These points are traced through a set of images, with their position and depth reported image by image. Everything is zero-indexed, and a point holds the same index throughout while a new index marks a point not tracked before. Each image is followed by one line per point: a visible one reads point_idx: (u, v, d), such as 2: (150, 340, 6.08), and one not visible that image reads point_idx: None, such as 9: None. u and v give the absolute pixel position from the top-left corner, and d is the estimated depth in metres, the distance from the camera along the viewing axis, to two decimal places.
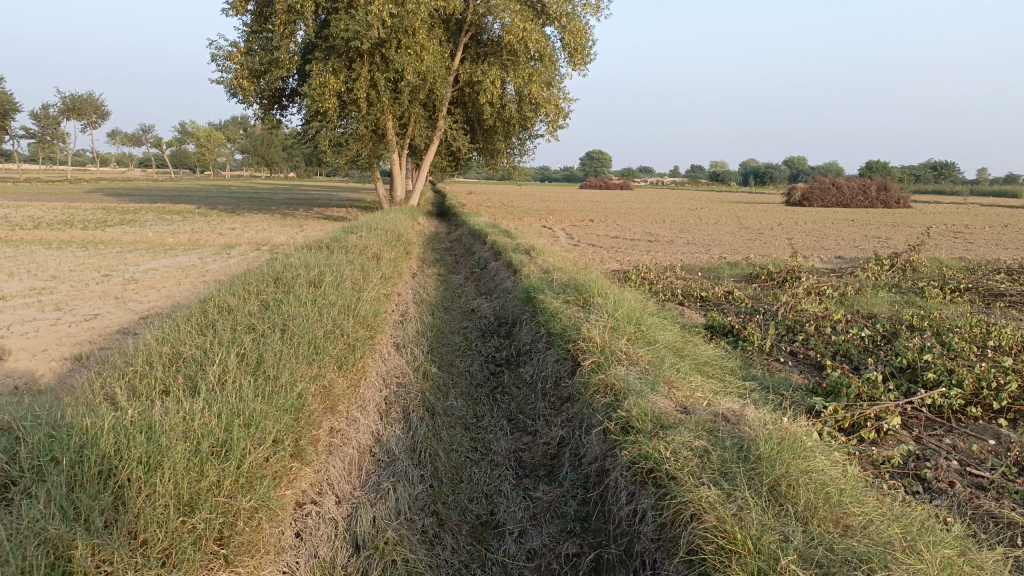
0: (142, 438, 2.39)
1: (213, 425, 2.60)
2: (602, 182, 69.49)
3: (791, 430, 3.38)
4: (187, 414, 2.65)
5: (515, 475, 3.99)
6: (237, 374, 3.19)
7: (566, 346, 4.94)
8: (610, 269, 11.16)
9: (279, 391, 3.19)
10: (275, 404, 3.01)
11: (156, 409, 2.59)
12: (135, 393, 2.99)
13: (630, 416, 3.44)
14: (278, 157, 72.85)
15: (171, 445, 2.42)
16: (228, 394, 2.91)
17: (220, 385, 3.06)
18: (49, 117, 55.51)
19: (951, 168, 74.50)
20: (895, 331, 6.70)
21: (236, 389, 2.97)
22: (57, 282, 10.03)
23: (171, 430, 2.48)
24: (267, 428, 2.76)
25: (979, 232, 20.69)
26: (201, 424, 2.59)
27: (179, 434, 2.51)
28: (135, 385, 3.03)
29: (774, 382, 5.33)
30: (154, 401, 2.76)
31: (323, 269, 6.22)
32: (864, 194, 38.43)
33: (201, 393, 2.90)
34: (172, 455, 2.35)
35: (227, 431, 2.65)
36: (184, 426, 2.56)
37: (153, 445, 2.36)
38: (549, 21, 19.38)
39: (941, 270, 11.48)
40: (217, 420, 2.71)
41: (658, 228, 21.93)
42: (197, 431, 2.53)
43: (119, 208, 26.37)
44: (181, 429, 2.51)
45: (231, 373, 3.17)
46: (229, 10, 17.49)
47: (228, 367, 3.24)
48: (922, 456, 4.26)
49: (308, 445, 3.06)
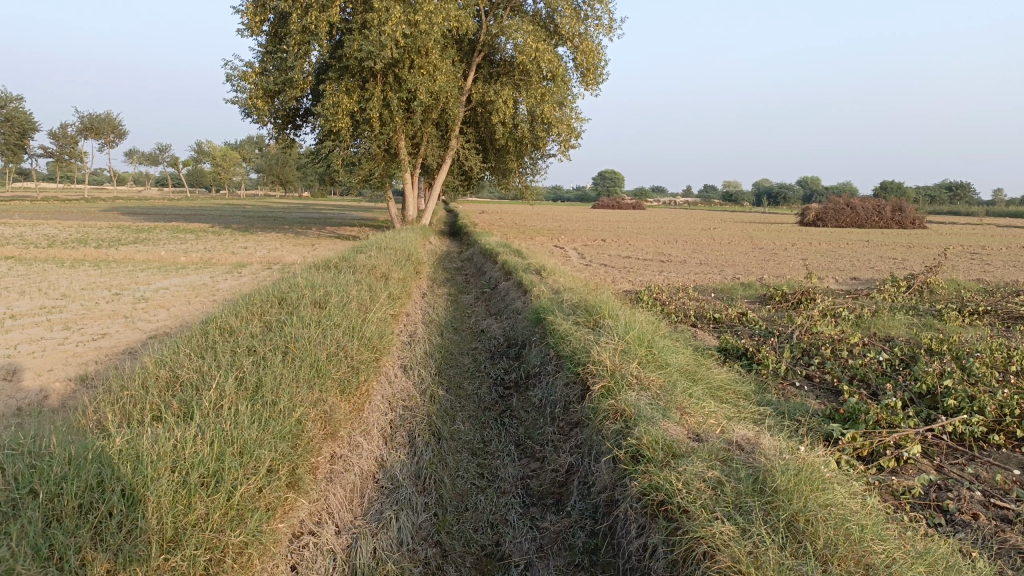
0: (127, 470, 2.30)
1: (203, 454, 2.51)
2: (614, 202, 69.44)
3: (809, 459, 3.25)
4: (178, 442, 2.56)
5: (522, 503, 3.88)
6: (234, 399, 3.10)
7: (575, 369, 4.83)
8: (622, 289, 11.05)
9: (277, 416, 3.10)
10: (271, 431, 2.92)
11: (145, 437, 2.50)
12: (127, 420, 2.90)
13: (640, 443, 3.33)
14: (293, 176, 73.35)
15: (157, 477, 2.32)
16: (224, 421, 2.83)
17: (215, 411, 2.97)
18: (68, 137, 56.22)
19: (966, 188, 73.96)
20: (913, 354, 6.55)
21: (231, 416, 2.88)
22: (67, 301, 10.03)
23: (158, 460, 2.38)
24: (262, 456, 2.67)
25: (996, 253, 20.45)
26: (191, 453, 2.49)
27: (168, 466, 2.41)
28: (128, 411, 2.95)
29: (789, 408, 5.20)
30: (144, 428, 2.67)
31: (330, 289, 6.15)
32: (879, 215, 38.17)
33: (194, 420, 2.81)
34: (158, 488, 2.25)
35: (219, 460, 2.56)
36: (173, 455, 2.47)
37: (137, 477, 2.27)
38: (561, 41, 19.44)
39: (958, 292, 11.30)
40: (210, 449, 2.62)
41: (671, 248, 21.83)
42: (186, 461, 2.44)
43: (132, 226, 26.53)
44: (169, 459, 2.42)
45: (227, 399, 3.08)
46: (244, 31, 17.64)
47: (225, 392, 3.16)
48: (944, 486, 4.11)
49: (305, 473, 2.96)
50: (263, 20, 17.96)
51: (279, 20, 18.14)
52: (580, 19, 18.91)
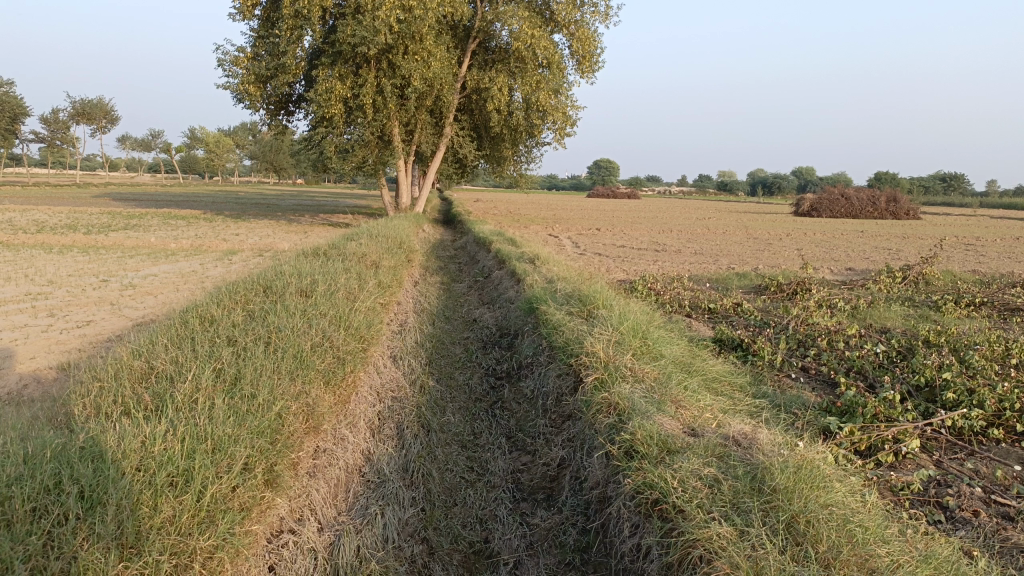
0: (87, 469, 2.19)
1: (173, 451, 2.39)
2: (609, 192, 69.27)
3: (809, 455, 3.17)
4: (145, 439, 2.44)
5: (512, 498, 3.77)
6: (210, 392, 2.98)
7: (568, 360, 4.72)
8: (616, 279, 10.93)
9: (256, 410, 2.98)
10: (248, 426, 2.80)
11: (109, 437, 2.39)
12: (97, 414, 2.78)
13: (634, 438, 3.22)
14: (287, 162, 72.96)
15: (120, 478, 2.21)
16: (197, 414, 2.72)
17: (189, 404, 2.85)
18: (59, 122, 55.62)
19: (960, 180, 73.79)
20: (910, 346, 6.46)
21: (204, 410, 2.76)
22: (53, 287, 9.86)
23: (122, 461, 2.27)
24: (235, 453, 2.55)
25: (991, 244, 20.40)
26: (159, 451, 2.38)
27: (133, 465, 2.30)
28: (98, 405, 2.83)
29: (786, 400, 5.12)
30: (110, 424, 2.56)
31: (317, 277, 6.02)
32: (873, 205, 38.11)
33: (166, 415, 2.70)
34: (120, 490, 2.14)
35: (189, 457, 2.45)
36: (140, 455, 2.36)
37: (96, 479, 2.15)
38: (557, 28, 19.25)
39: (955, 283, 11.21)
40: (179, 445, 2.50)
41: (666, 237, 21.76)
42: (153, 461, 2.32)
43: (123, 212, 26.29)
44: (134, 459, 2.30)
45: (203, 392, 2.96)
46: (236, 14, 17.39)
47: (201, 384, 3.04)
48: (944, 482, 4.03)
49: (285, 469, 2.85)
50: (255, 4, 17.69)
51: (271, 5, 17.89)
52: (576, 6, 18.69)
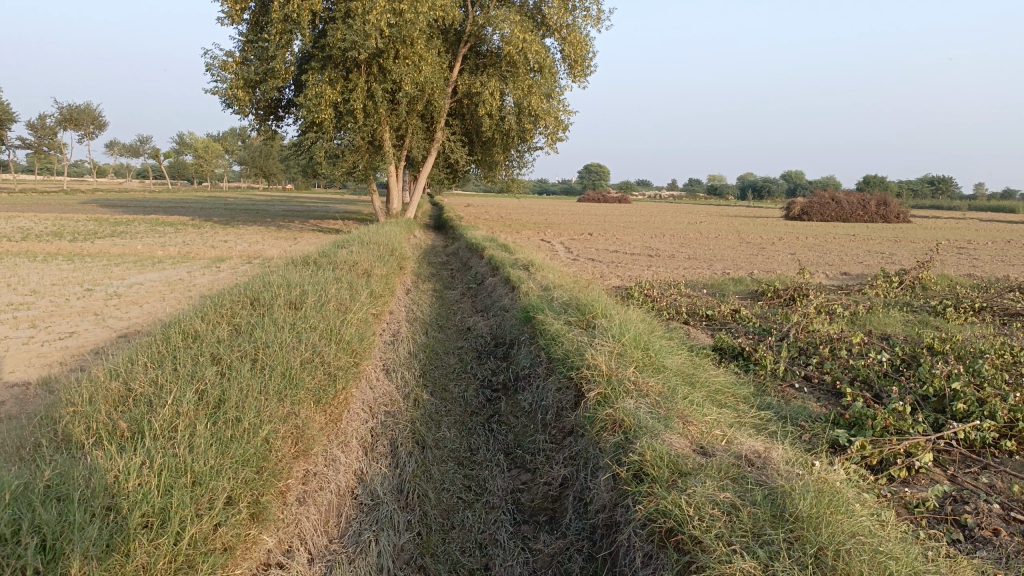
0: (51, 513, 2.01)
1: (150, 488, 2.22)
2: (600, 196, 69.19)
3: (828, 478, 3.01)
4: (119, 474, 2.27)
5: (513, 520, 3.59)
6: (191, 417, 2.79)
7: (567, 373, 4.55)
8: (611, 285, 10.78)
9: (240, 436, 2.79)
10: (232, 455, 2.62)
11: (77, 477, 2.21)
12: (68, 445, 2.60)
13: (643, 459, 3.04)
14: (277, 167, 72.67)
15: (88, 521, 2.03)
16: (179, 443, 2.55)
17: (170, 431, 2.67)
18: (46, 128, 54.92)
19: (948, 183, 74.17)
20: (915, 354, 6.32)
21: (184, 438, 2.57)
22: (35, 297, 9.63)
23: (93, 501, 2.11)
24: (218, 486, 2.38)
25: (982, 248, 20.36)
26: (135, 486, 2.21)
27: (104, 505, 2.13)
28: (70, 436, 2.64)
29: (791, 412, 4.96)
30: (81, 458, 2.37)
31: (307, 288, 5.82)
32: (863, 209, 38.18)
33: (145, 444, 2.53)
34: (87, 537, 1.96)
35: (167, 492, 2.27)
36: (116, 494, 2.20)
37: (61, 524, 1.97)
38: (548, 33, 19.11)
39: (951, 288, 11.11)
40: (157, 479, 2.33)
41: (658, 242, 21.70)
42: (126, 502, 2.14)
43: (111, 219, 26.01)
44: (102, 502, 2.12)
45: (184, 418, 2.77)
46: (224, 19, 17.19)
47: (182, 409, 2.85)
48: (960, 498, 3.86)
49: (272, 499, 2.66)
50: (243, 8, 17.48)
51: (259, 9, 17.69)
52: (568, 10, 18.57)
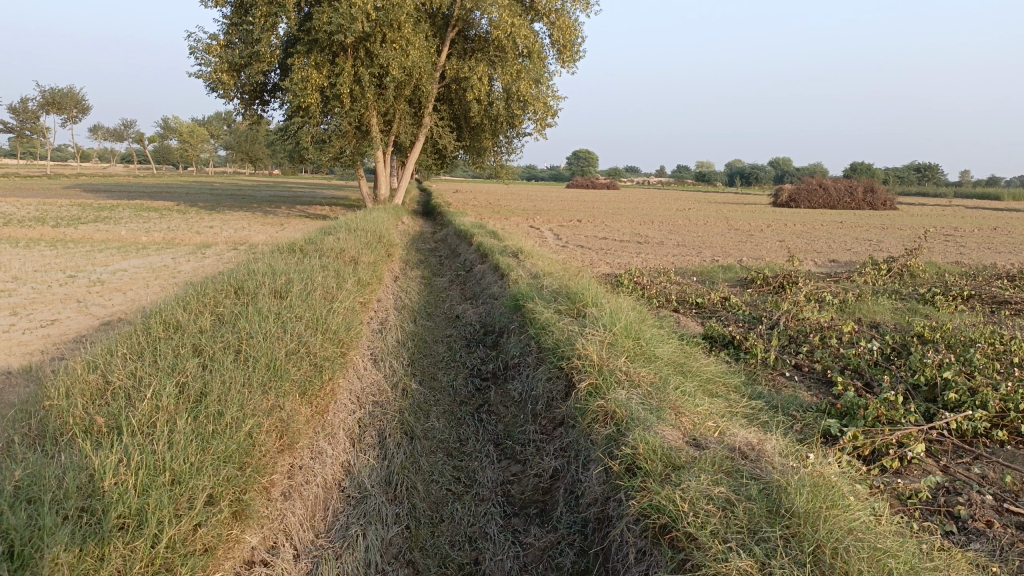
0: (19, 518, 1.93)
1: (127, 487, 2.15)
2: (588, 182, 69.04)
3: (823, 471, 2.97)
4: (94, 473, 2.21)
5: (503, 513, 3.54)
6: (171, 413, 2.71)
7: (558, 363, 4.49)
8: (601, 273, 10.73)
9: (222, 431, 2.71)
10: (213, 450, 2.54)
11: (47, 478, 2.13)
12: (41, 444, 2.51)
13: (636, 452, 2.99)
14: (263, 153, 71.98)
15: (60, 524, 1.96)
16: (159, 441, 2.48)
17: (148, 428, 2.59)
18: (29, 111, 54.20)
19: (934, 170, 74.50)
20: (905, 343, 6.29)
21: (164, 435, 2.49)
22: (17, 284, 9.48)
23: (65, 502, 2.03)
24: (197, 485, 2.30)
25: (969, 235, 20.41)
26: (110, 486, 2.14)
27: (78, 507, 2.06)
28: (42, 436, 2.55)
29: (783, 401, 4.92)
30: (52, 458, 2.29)
31: (292, 276, 5.72)
32: (851, 196, 38.26)
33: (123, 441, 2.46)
34: (58, 541, 1.88)
35: (144, 492, 2.20)
36: (91, 495, 2.13)
37: (30, 528, 1.89)
38: (537, 17, 18.93)
39: (939, 275, 11.12)
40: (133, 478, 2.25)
41: (647, 229, 21.67)
42: (98, 504, 2.07)
43: (95, 204, 25.70)
44: (73, 504, 2.04)
45: (164, 413, 2.69)
46: (208, 1, 16.93)
47: (161, 403, 2.77)
48: (953, 489, 3.84)
49: (255, 495, 2.59)
50: None
51: None
52: None
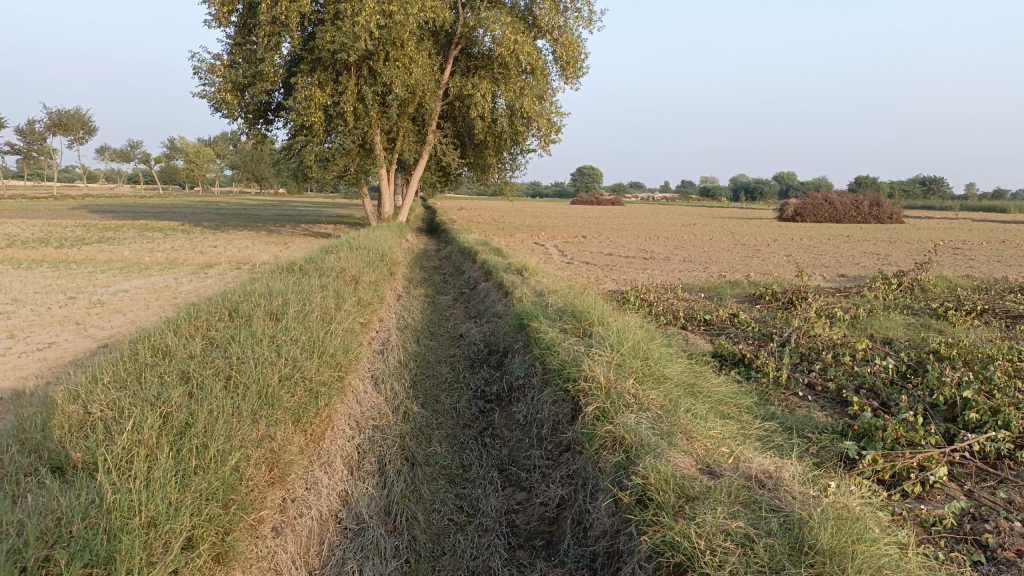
0: None
1: (95, 534, 2.02)
2: (593, 199, 68.99)
3: (846, 501, 2.80)
4: (62, 517, 2.09)
5: (507, 545, 3.38)
6: (152, 450, 2.57)
7: (564, 385, 4.33)
8: (607, 289, 10.59)
9: (205, 466, 2.58)
10: (194, 488, 2.40)
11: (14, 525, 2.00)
12: (11, 485, 2.38)
13: (646, 483, 2.83)
14: (269, 172, 72.13)
15: None
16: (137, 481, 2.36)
17: (126, 465, 2.45)
18: (35, 133, 54.50)
19: (939, 183, 74.37)
20: (921, 360, 6.10)
21: (141, 472, 2.36)
22: (16, 305, 9.39)
23: (25, 551, 1.91)
24: (175, 528, 2.17)
25: (978, 248, 20.20)
26: (78, 532, 2.02)
27: (40, 557, 1.93)
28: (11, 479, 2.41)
29: (797, 422, 4.75)
30: (21, 501, 2.16)
31: (290, 297, 5.58)
32: (857, 210, 38.10)
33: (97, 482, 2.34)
34: None
35: (116, 537, 2.07)
36: (57, 543, 2.01)
37: None
38: (540, 34, 18.92)
39: (951, 289, 10.93)
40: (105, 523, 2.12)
41: (652, 244, 21.55)
42: (64, 553, 1.94)
43: (99, 225, 25.67)
44: (35, 555, 1.91)
45: (144, 449, 2.55)
46: (211, 21, 16.95)
47: (142, 437, 2.63)
48: (979, 515, 3.64)
49: (239, 535, 2.44)
50: (231, 10, 17.21)
51: (248, 11, 17.43)
52: (560, 11, 18.38)
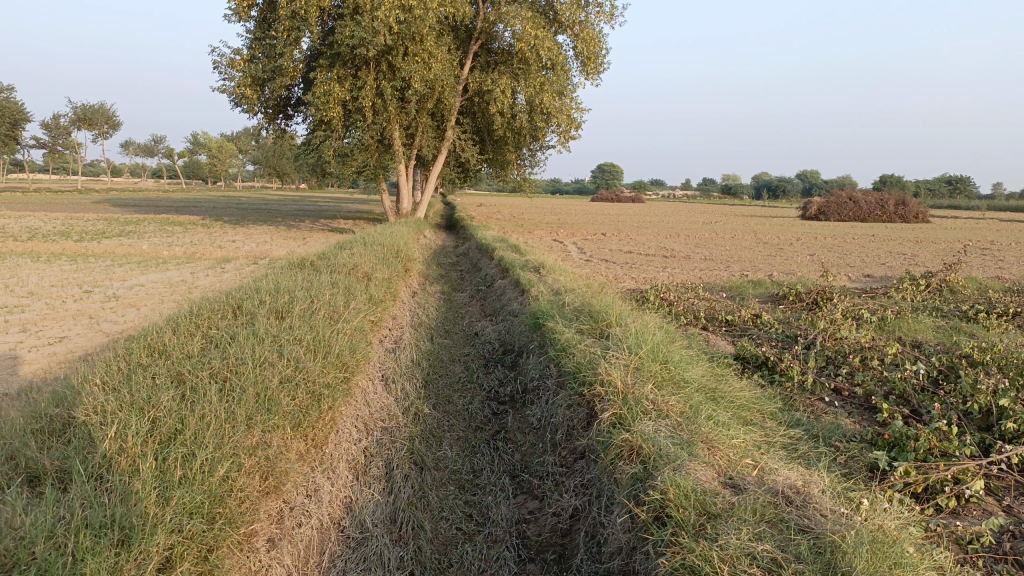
0: None
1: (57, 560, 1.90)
2: (612, 196, 68.63)
3: (879, 521, 2.61)
4: (24, 537, 1.98)
5: (517, 557, 3.22)
6: (130, 465, 2.45)
7: (579, 390, 4.15)
8: (626, 288, 10.36)
9: (188, 480, 2.46)
10: (174, 505, 2.29)
11: None
12: None
13: (665, 498, 2.65)
14: (290, 168, 72.35)
15: None
16: (114, 497, 2.25)
17: (99, 482, 2.33)
18: (61, 128, 55.21)
19: (965, 182, 73.14)
20: (953, 366, 5.85)
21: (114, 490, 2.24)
22: (31, 299, 9.34)
23: None
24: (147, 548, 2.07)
25: (1007, 249, 19.72)
26: (40, 554, 1.92)
27: None
28: None
29: (823, 430, 4.53)
30: None
31: (297, 294, 5.44)
32: (881, 208, 37.50)
33: (68, 498, 2.21)
34: None
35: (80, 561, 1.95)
36: (16, 567, 1.90)
37: None
38: (560, 29, 18.73)
39: (981, 291, 10.61)
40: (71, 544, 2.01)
41: (674, 242, 21.26)
42: None
43: (120, 218, 25.85)
44: None
45: (122, 465, 2.44)
46: (231, 16, 16.89)
47: (125, 448, 2.51)
48: (1020, 533, 3.39)
49: (223, 555, 2.32)
50: (251, 5, 17.17)
51: (268, 5, 17.38)
52: (581, 6, 18.15)
